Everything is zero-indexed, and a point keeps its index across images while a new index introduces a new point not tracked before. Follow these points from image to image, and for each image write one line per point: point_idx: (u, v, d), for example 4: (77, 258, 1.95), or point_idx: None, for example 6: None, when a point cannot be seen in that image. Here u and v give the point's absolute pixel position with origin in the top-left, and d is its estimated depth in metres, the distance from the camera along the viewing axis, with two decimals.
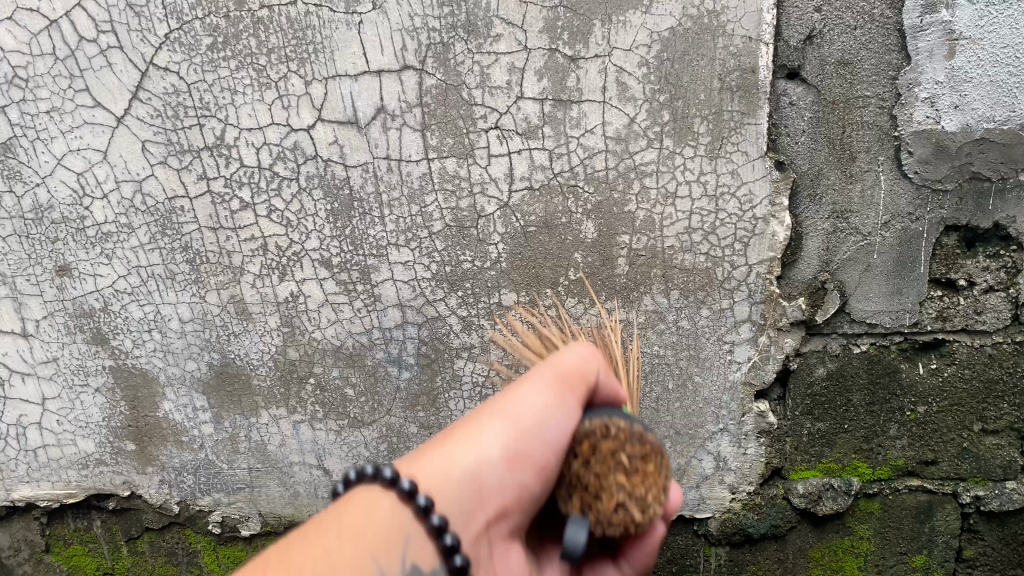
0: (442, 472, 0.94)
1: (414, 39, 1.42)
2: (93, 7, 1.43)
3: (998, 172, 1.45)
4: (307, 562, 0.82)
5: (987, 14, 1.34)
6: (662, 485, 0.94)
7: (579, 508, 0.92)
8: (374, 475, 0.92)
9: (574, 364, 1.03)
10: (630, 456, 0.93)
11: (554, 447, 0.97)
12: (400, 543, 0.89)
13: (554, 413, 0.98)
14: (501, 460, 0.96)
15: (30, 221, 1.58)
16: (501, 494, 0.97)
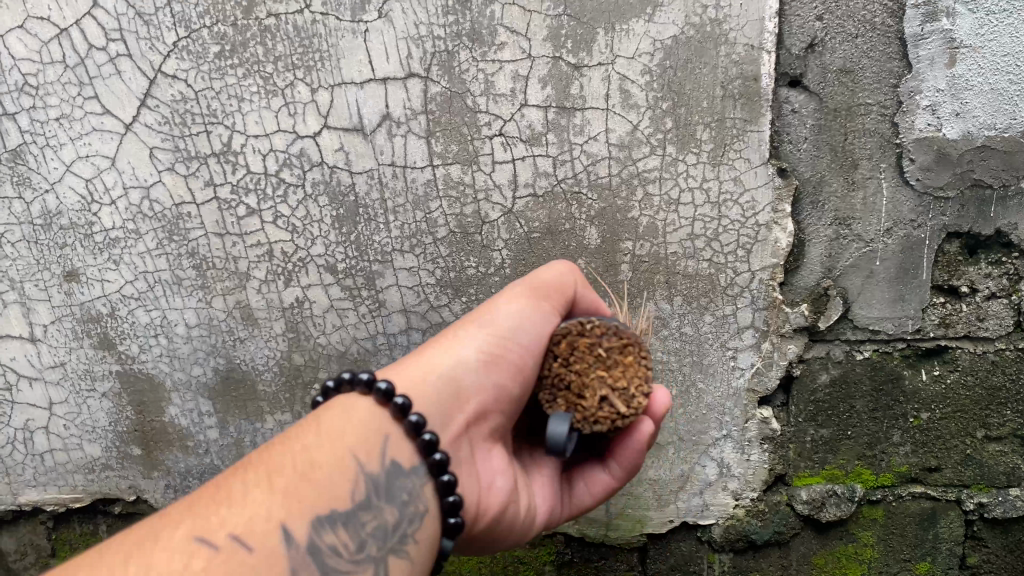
0: (424, 378, 1.15)
1: (419, 47, 1.44)
2: (104, 16, 1.45)
3: (1000, 179, 1.45)
4: (290, 462, 1.04)
5: (987, 23, 1.35)
6: (642, 374, 1.15)
7: (566, 406, 1.16)
8: (360, 381, 1.13)
9: (549, 278, 1.23)
10: (607, 349, 1.15)
11: (526, 351, 1.17)
12: (378, 443, 1.09)
13: (526, 321, 1.17)
14: (474, 365, 1.16)
15: (39, 227, 1.60)
16: (476, 396, 1.15)
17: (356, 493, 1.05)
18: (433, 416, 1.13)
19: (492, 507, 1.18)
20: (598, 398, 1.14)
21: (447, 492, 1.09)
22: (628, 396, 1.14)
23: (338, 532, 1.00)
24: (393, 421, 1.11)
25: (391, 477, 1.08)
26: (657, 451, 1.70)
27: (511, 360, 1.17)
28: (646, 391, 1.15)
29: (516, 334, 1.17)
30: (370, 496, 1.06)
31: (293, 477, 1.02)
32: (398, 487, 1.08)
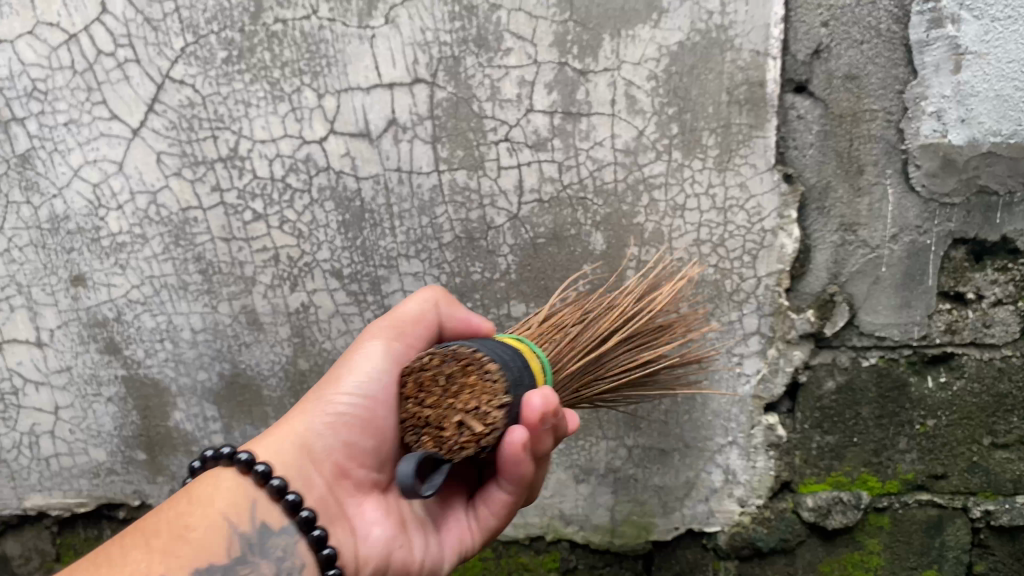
0: (279, 443, 1.18)
1: (426, 53, 1.44)
2: (113, 22, 1.46)
3: (1005, 186, 1.45)
4: (162, 527, 1.07)
5: (993, 30, 1.36)
6: (489, 390, 1.06)
7: (432, 441, 1.06)
8: (224, 456, 1.16)
9: (397, 319, 1.28)
10: (449, 376, 1.08)
11: (369, 399, 1.20)
12: (248, 506, 1.12)
13: (370, 366, 1.22)
14: (322, 426, 1.20)
15: (46, 231, 1.60)
16: (334, 449, 1.19)
17: (232, 550, 1.07)
18: (296, 477, 1.15)
19: (371, 555, 1.17)
20: (454, 425, 1.05)
21: (321, 545, 1.10)
22: (481, 413, 1.06)
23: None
24: (259, 486, 1.13)
25: (265, 533, 1.11)
26: (663, 457, 1.71)
27: (355, 410, 1.20)
28: (499, 402, 1.06)
29: (357, 384, 1.20)
30: (246, 552, 1.08)
31: (164, 537, 1.05)
32: (274, 542, 1.11)
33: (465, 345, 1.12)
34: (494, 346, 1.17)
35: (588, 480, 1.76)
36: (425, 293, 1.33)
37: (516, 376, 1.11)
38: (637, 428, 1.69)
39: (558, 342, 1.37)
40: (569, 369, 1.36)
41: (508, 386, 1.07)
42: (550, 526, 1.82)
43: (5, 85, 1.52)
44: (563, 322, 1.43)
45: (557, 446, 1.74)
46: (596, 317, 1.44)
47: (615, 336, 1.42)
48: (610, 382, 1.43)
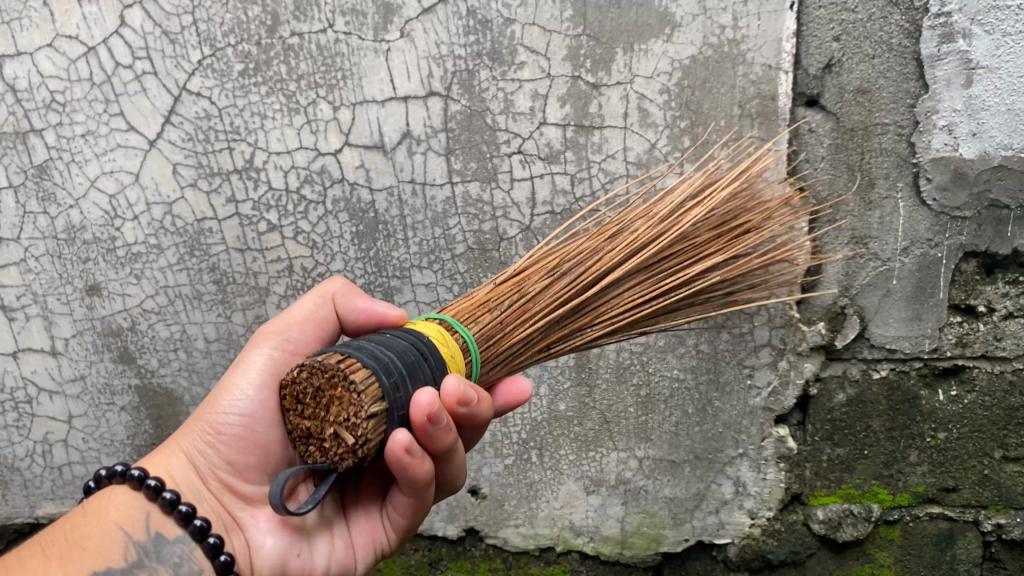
0: (163, 462, 1.14)
1: (441, 67, 1.46)
2: (130, 35, 1.48)
3: (1016, 200, 1.46)
4: (59, 537, 1.06)
5: (1004, 44, 1.36)
6: (355, 401, 0.93)
7: (318, 451, 0.98)
8: (116, 474, 1.12)
9: (281, 323, 1.22)
10: (317, 388, 0.96)
11: (251, 415, 1.14)
12: (140, 518, 1.08)
13: (249, 378, 1.16)
14: (204, 443, 1.14)
15: (63, 242, 1.62)
16: (219, 466, 1.14)
17: (127, 556, 1.05)
18: (184, 493, 1.11)
19: (264, 566, 1.10)
20: (330, 436, 0.96)
21: (215, 552, 1.06)
22: (352, 424, 0.94)
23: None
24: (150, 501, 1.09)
25: (159, 540, 1.07)
26: (673, 469, 1.72)
27: (237, 425, 1.13)
28: (366, 413, 0.92)
29: (237, 398, 1.14)
30: (141, 558, 1.05)
31: (61, 547, 1.04)
32: (169, 548, 1.07)
33: (335, 352, 0.97)
34: (382, 346, 1.03)
35: (598, 491, 1.77)
36: (313, 292, 1.27)
37: (393, 377, 0.98)
38: (648, 439, 1.70)
39: (506, 307, 1.24)
40: (512, 338, 1.23)
41: (375, 393, 0.94)
42: (560, 537, 1.82)
43: (23, 96, 1.53)
44: (533, 270, 1.30)
45: (568, 457, 1.74)
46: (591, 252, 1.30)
47: (604, 278, 1.28)
48: (606, 323, 1.31)
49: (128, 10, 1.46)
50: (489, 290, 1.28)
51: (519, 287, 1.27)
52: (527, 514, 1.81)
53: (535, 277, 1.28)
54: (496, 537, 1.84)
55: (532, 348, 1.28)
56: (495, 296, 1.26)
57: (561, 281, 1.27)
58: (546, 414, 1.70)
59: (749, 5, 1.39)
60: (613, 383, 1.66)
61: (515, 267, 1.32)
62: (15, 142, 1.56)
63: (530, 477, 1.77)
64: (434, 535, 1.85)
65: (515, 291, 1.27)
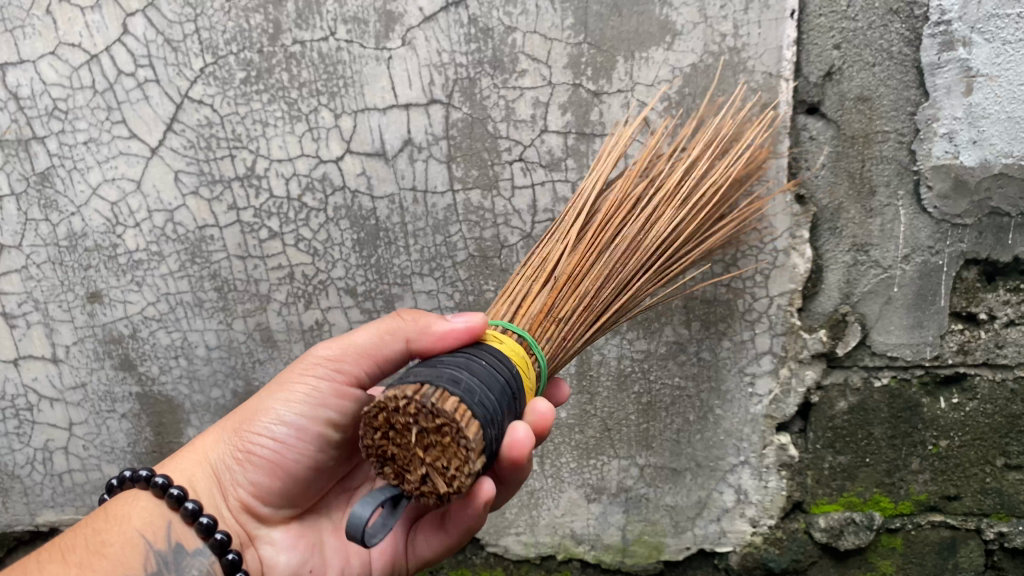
0: (193, 468, 1.23)
1: (442, 75, 1.46)
2: (133, 43, 1.49)
3: (1017, 207, 1.46)
4: (81, 543, 1.11)
5: (1004, 52, 1.37)
6: (461, 456, 0.89)
7: (395, 474, 0.94)
8: (140, 478, 1.20)
9: (337, 351, 1.20)
10: (421, 428, 0.90)
11: (284, 443, 1.19)
12: (163, 526, 1.16)
13: (290, 406, 1.19)
14: (234, 460, 1.21)
15: (64, 249, 1.62)
16: (243, 485, 1.20)
17: (148, 565, 1.12)
18: (206, 503, 1.20)
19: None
20: (419, 474, 0.92)
21: (233, 568, 1.15)
22: (450, 474, 0.90)
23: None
24: (172, 510, 1.17)
25: (180, 552, 1.15)
26: (675, 477, 1.71)
27: (268, 450, 1.19)
28: (470, 470, 0.89)
29: (273, 424, 1.19)
30: (162, 569, 1.13)
31: (84, 552, 1.10)
32: (189, 561, 1.15)
33: (446, 393, 0.91)
34: (484, 386, 0.97)
35: (599, 499, 1.76)
36: (382, 322, 1.21)
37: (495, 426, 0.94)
38: (649, 447, 1.70)
39: (568, 320, 1.21)
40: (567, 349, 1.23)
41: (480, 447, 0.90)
42: (561, 546, 1.82)
43: (25, 104, 1.53)
44: (590, 263, 1.25)
45: (569, 465, 1.74)
46: (638, 240, 1.28)
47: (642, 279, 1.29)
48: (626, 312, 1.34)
49: (130, 18, 1.47)
50: (549, 288, 1.22)
51: (578, 292, 1.23)
52: (528, 522, 1.81)
53: (592, 279, 1.24)
54: (497, 545, 1.84)
55: (581, 348, 1.28)
56: (557, 301, 1.21)
57: (613, 284, 1.27)
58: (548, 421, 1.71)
59: (750, 14, 1.39)
60: (614, 391, 1.66)
61: (567, 250, 1.27)
62: (18, 150, 1.56)
63: (531, 485, 1.77)
64: None
65: (574, 297, 1.23)
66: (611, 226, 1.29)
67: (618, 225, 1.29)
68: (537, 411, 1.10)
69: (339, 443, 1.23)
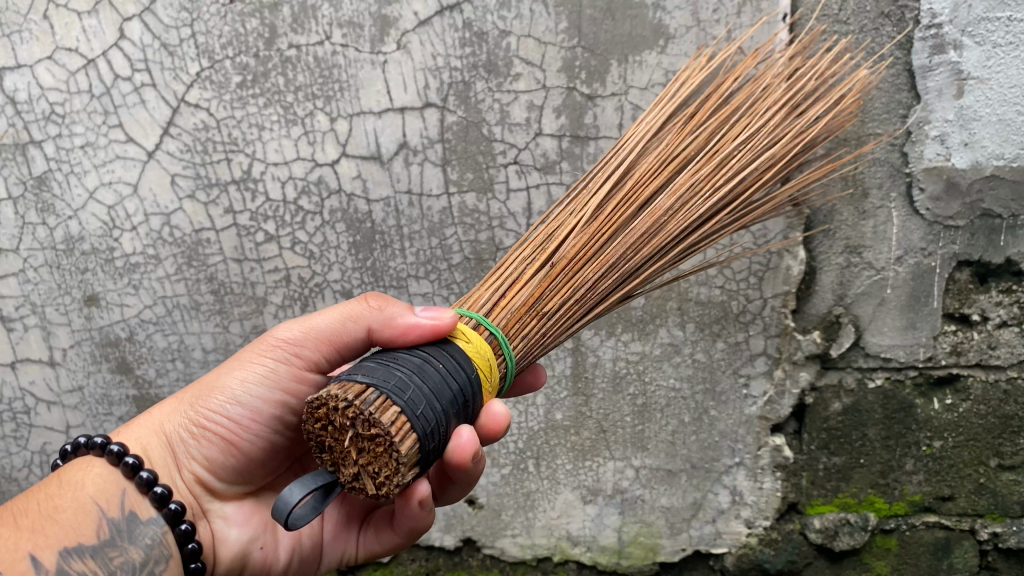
0: (146, 436, 1.16)
1: (437, 78, 1.47)
2: (129, 47, 1.50)
3: (1009, 209, 1.46)
4: (31, 508, 1.04)
5: (994, 55, 1.38)
6: (391, 467, 0.87)
7: (331, 463, 0.92)
8: (94, 446, 1.12)
9: (299, 335, 1.15)
10: (354, 433, 0.88)
11: (239, 420, 1.15)
12: (117, 495, 1.09)
13: (248, 386, 1.14)
14: (189, 433, 1.15)
15: (61, 252, 1.63)
16: (195, 461, 1.15)
17: (101, 532, 1.06)
18: (160, 474, 1.13)
19: (226, 555, 1.17)
20: (351, 471, 0.90)
21: (186, 540, 1.10)
22: (380, 479, 0.88)
23: (87, 561, 1.03)
24: (126, 479, 1.10)
25: (134, 520, 1.09)
26: (670, 478, 1.72)
27: (224, 427, 1.15)
28: (399, 483, 0.87)
29: (228, 403, 1.14)
30: (115, 537, 1.06)
31: (35, 517, 1.03)
32: (142, 530, 1.09)
33: (387, 404, 0.88)
34: (431, 395, 0.93)
35: (595, 501, 1.77)
36: (347, 306, 1.14)
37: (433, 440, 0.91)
38: (644, 449, 1.70)
39: (556, 314, 1.14)
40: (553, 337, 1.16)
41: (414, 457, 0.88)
42: (557, 547, 1.82)
43: (22, 108, 1.54)
44: (595, 248, 1.17)
45: (564, 467, 1.75)
46: (660, 217, 1.20)
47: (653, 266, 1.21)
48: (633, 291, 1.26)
49: (127, 23, 1.48)
50: (540, 279, 1.15)
51: (574, 282, 1.16)
52: (524, 524, 1.81)
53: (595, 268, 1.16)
54: (493, 547, 1.84)
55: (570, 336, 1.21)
56: (548, 291, 1.14)
57: (618, 273, 1.18)
58: (543, 423, 1.71)
59: (742, 17, 1.41)
60: (609, 393, 1.67)
61: (575, 229, 1.19)
62: (15, 154, 1.57)
63: (527, 487, 1.78)
64: (432, 545, 1.85)
65: (569, 287, 1.15)
66: (633, 202, 1.21)
67: (635, 205, 1.20)
68: (493, 415, 1.06)
69: (296, 426, 1.19)
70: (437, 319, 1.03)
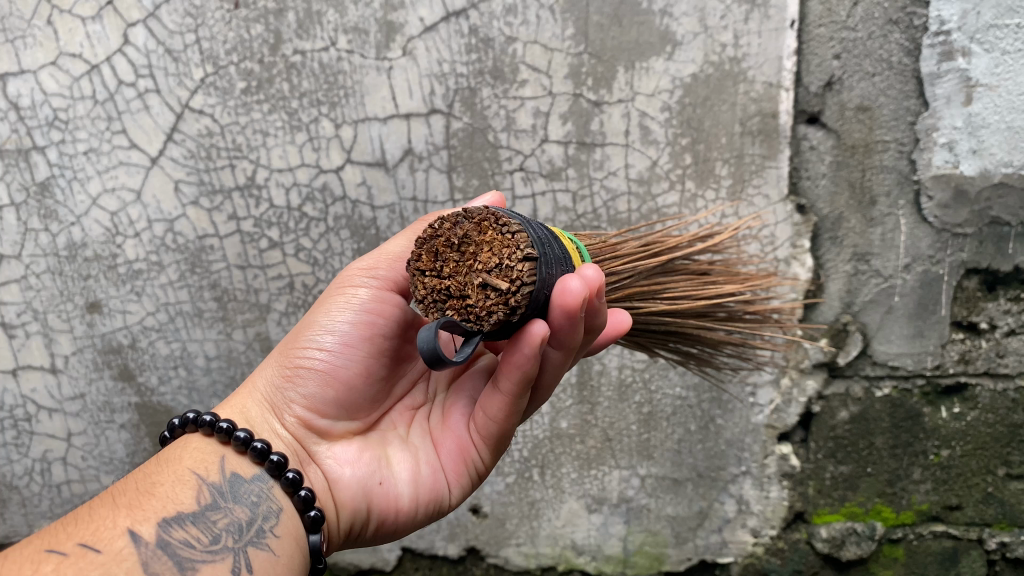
0: (242, 397, 1.09)
1: (443, 84, 1.47)
2: (134, 53, 1.49)
3: (1018, 217, 1.45)
4: (132, 485, 0.96)
5: (1003, 62, 1.37)
6: (509, 244, 0.85)
7: (456, 312, 0.87)
8: (188, 422, 1.05)
9: (371, 261, 1.14)
10: (463, 238, 0.88)
11: (333, 352, 1.08)
12: (216, 460, 1.00)
13: (334, 315, 1.09)
14: (282, 378, 1.09)
15: (63, 259, 1.62)
16: (295, 402, 1.07)
17: (201, 498, 0.95)
18: (260, 430, 1.05)
19: (345, 498, 1.05)
20: (478, 287, 0.85)
21: (295, 488, 1.00)
22: (504, 268, 0.85)
23: (189, 528, 0.92)
24: (223, 445, 1.02)
25: (236, 481, 0.98)
26: (676, 487, 1.71)
27: (319, 360, 1.08)
28: (522, 254, 0.84)
29: (319, 336, 1.09)
30: (217, 500, 0.96)
31: (135, 492, 0.94)
32: (246, 489, 0.98)
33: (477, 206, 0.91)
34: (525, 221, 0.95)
35: (600, 510, 1.75)
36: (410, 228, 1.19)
37: (543, 242, 0.88)
38: (650, 458, 1.69)
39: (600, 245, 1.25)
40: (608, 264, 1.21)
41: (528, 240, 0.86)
42: (562, 556, 1.81)
43: (26, 114, 1.54)
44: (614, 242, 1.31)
45: (570, 475, 1.74)
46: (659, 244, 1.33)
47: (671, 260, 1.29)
48: (671, 301, 1.28)
49: (131, 29, 1.48)
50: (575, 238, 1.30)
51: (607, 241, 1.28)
52: (529, 533, 1.80)
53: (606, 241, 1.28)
54: (497, 556, 1.82)
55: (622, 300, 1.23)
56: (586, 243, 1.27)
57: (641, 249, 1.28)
58: (548, 431, 1.70)
59: (750, 24, 1.39)
60: (615, 401, 1.66)
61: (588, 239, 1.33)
62: (18, 160, 1.56)
63: (531, 495, 1.76)
64: (435, 554, 1.84)
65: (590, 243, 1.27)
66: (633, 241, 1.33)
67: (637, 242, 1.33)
68: (587, 275, 0.88)
69: (394, 346, 1.13)
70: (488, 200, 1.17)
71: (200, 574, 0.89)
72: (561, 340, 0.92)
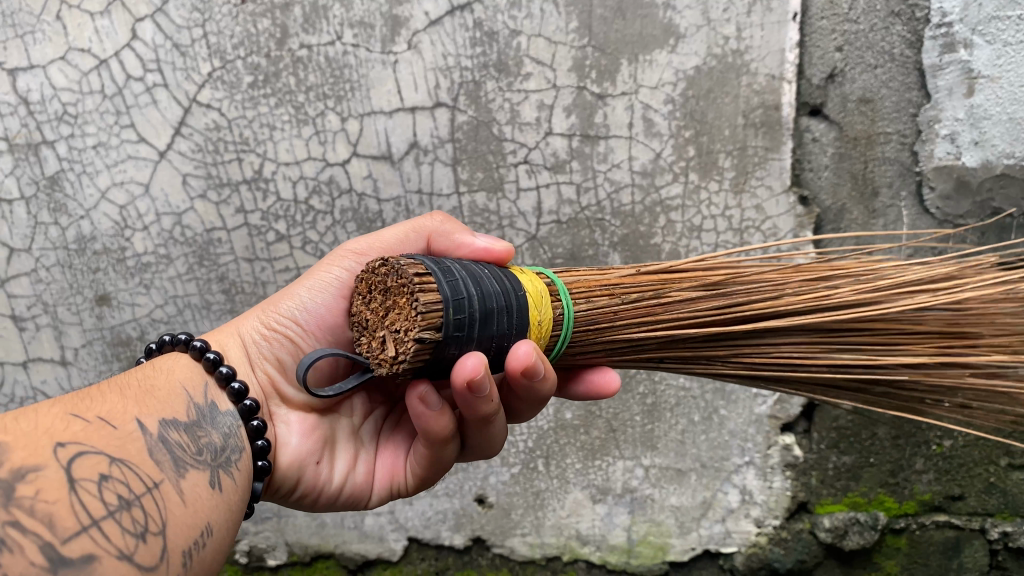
0: (220, 339, 1.13)
1: (448, 78, 1.48)
2: (142, 48, 1.51)
3: (1020, 208, 1.43)
4: (132, 381, 0.95)
5: (1005, 54, 1.36)
6: (410, 318, 0.87)
7: (366, 347, 0.94)
8: (177, 342, 1.06)
9: (365, 246, 1.18)
10: (388, 287, 0.91)
11: (305, 327, 1.12)
12: (203, 384, 1.01)
13: (315, 291, 1.13)
14: (261, 335, 1.12)
15: (73, 252, 1.63)
16: (267, 361, 1.11)
17: (189, 412, 0.95)
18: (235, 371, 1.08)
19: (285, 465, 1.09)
20: (380, 339, 0.91)
21: (258, 436, 1.02)
22: (399, 337, 0.88)
23: (183, 434, 0.91)
24: (206, 373, 1.03)
25: (215, 409, 0.99)
26: (679, 477, 1.72)
27: (293, 329, 1.12)
28: (413, 334, 0.86)
29: (297, 309, 1.12)
30: (200, 419, 0.96)
31: (136, 389, 0.93)
32: (220, 420, 0.99)
33: (419, 263, 0.91)
34: (472, 278, 0.95)
35: (604, 500, 1.77)
36: (410, 222, 1.21)
37: (454, 324, 0.89)
38: (653, 448, 1.71)
39: (632, 301, 1.10)
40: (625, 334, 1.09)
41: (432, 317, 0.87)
42: (566, 547, 1.81)
43: (35, 109, 1.55)
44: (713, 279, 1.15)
45: (574, 466, 1.75)
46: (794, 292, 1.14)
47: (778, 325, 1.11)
48: (747, 365, 1.14)
49: (140, 23, 1.50)
50: (630, 275, 1.15)
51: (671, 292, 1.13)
52: (534, 523, 1.81)
53: (719, 277, 1.15)
54: (502, 547, 1.83)
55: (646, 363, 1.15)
56: (630, 283, 1.13)
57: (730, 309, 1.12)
58: (552, 422, 1.72)
59: (752, 16, 1.41)
60: (618, 392, 1.68)
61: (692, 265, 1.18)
62: (28, 154, 1.58)
63: (536, 486, 1.78)
64: (441, 544, 1.85)
65: (682, 290, 1.13)
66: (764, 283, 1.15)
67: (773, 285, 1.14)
68: (516, 355, 0.93)
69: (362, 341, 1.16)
70: (491, 247, 1.13)
71: (191, 475, 0.88)
72: (466, 403, 0.96)
